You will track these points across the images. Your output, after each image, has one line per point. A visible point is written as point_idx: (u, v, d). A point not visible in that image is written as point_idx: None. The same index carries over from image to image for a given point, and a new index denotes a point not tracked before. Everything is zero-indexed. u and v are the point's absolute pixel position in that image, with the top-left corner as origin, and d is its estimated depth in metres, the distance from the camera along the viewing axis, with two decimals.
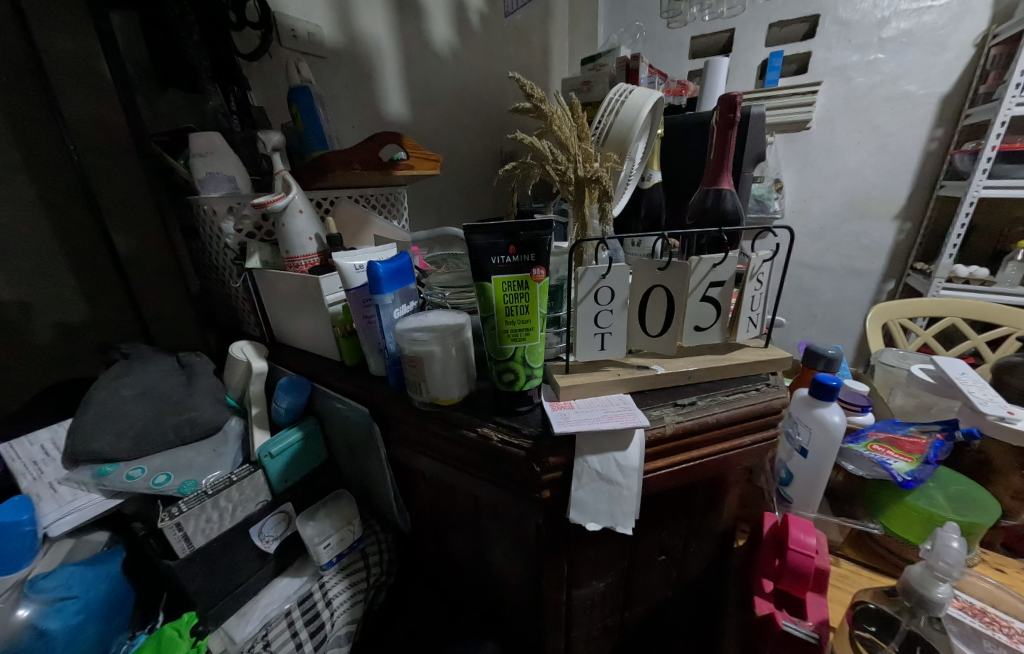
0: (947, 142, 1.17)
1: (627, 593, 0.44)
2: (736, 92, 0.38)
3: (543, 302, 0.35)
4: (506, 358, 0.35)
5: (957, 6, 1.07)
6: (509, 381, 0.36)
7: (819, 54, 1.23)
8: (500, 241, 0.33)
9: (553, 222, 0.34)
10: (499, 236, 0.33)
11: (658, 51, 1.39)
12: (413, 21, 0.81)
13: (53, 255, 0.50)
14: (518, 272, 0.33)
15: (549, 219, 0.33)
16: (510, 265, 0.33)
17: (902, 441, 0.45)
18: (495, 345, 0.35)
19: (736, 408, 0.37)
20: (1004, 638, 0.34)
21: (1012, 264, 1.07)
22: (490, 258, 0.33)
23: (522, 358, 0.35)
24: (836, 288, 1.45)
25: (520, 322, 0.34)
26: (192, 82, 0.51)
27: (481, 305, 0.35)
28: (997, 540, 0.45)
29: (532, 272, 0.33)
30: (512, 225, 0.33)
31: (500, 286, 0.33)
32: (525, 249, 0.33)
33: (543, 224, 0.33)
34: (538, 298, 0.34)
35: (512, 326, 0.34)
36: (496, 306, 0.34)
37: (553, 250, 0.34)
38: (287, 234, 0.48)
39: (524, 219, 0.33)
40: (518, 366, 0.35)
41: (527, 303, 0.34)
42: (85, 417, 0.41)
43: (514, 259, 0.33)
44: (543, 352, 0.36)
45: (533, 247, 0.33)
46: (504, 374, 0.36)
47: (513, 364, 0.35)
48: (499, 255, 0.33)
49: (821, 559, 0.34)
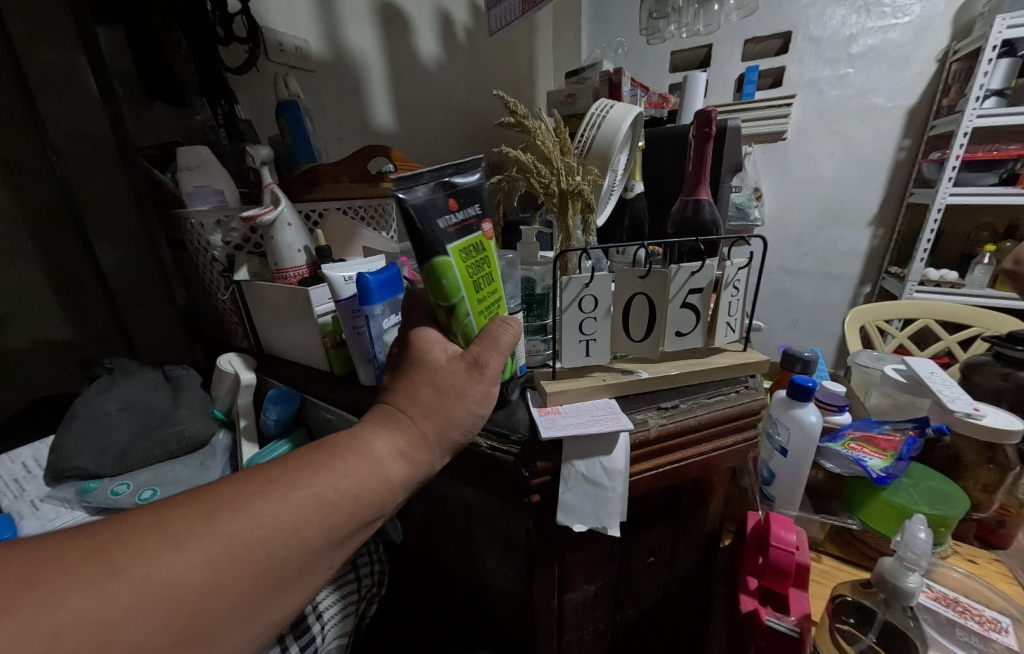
0: (915, 152, 1.23)
1: (618, 595, 0.44)
2: (711, 107, 0.40)
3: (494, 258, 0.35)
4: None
5: (919, 24, 1.14)
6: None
7: (792, 69, 1.28)
8: (442, 200, 0.31)
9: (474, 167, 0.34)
10: (437, 195, 0.31)
11: (640, 65, 1.45)
12: (401, 35, 0.83)
13: (30, 268, 0.49)
14: (468, 230, 0.32)
15: (468, 164, 0.33)
16: (459, 224, 0.32)
17: (877, 439, 0.46)
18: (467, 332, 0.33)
19: (718, 410, 0.39)
20: (975, 625, 0.36)
21: (979, 267, 1.12)
22: (439, 222, 0.30)
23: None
24: (816, 292, 1.50)
25: (489, 294, 0.34)
26: (179, 96, 0.52)
27: (448, 289, 0.31)
28: (969, 532, 0.47)
29: (480, 227, 0.34)
30: (447, 183, 0.32)
31: (458, 256, 0.31)
32: (466, 203, 0.33)
33: (474, 177, 0.34)
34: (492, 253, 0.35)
35: (484, 301, 0.34)
36: (462, 279, 0.32)
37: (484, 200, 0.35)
38: (276, 245, 0.48)
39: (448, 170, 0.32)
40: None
41: (484, 263, 0.34)
42: (68, 433, 0.40)
43: (460, 216, 0.32)
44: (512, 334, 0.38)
45: (471, 198, 0.33)
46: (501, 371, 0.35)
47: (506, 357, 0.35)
48: (445, 216, 0.31)
49: (801, 555, 0.35)
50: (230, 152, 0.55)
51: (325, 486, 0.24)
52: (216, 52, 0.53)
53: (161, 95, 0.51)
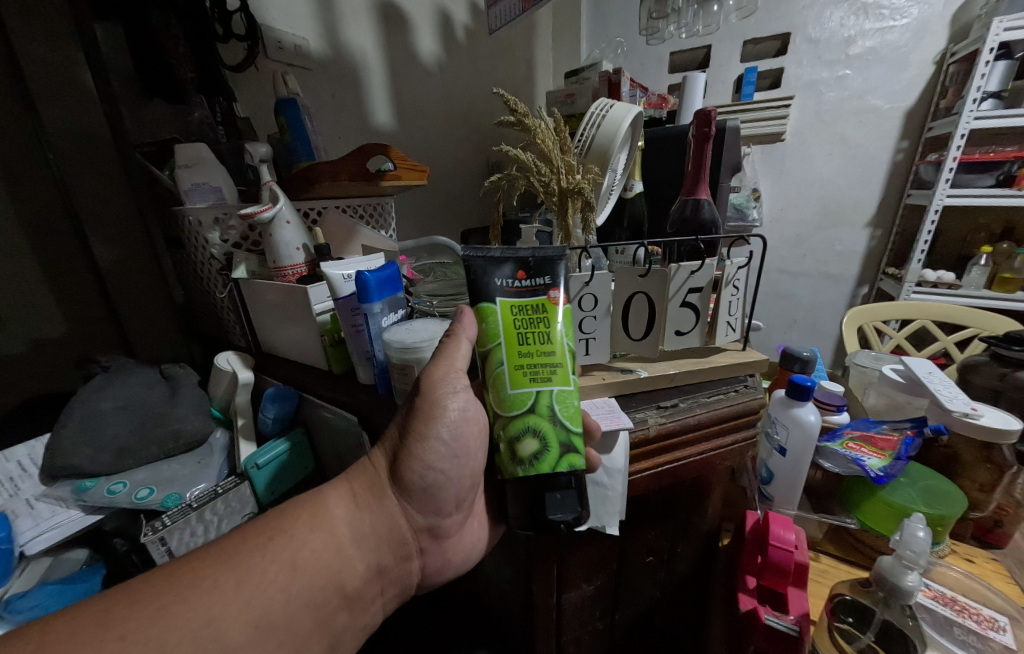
0: (913, 153, 1.23)
1: (617, 595, 0.44)
2: (711, 107, 0.40)
3: (566, 330, 0.33)
4: (527, 410, 0.31)
5: (917, 26, 1.14)
6: (533, 451, 0.30)
7: (791, 70, 1.29)
8: (509, 266, 0.33)
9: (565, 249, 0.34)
10: (507, 260, 0.33)
11: (639, 66, 1.45)
12: (400, 34, 0.83)
13: (26, 266, 0.49)
14: (529, 296, 0.32)
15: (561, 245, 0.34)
16: (520, 288, 0.32)
17: (875, 438, 0.46)
18: (505, 394, 0.31)
19: (718, 409, 0.39)
20: (973, 625, 0.36)
21: (975, 268, 1.12)
22: (495, 280, 0.33)
23: (548, 409, 0.31)
24: (814, 293, 1.50)
25: (539, 360, 0.31)
26: (177, 94, 0.52)
27: (488, 334, 0.32)
28: (967, 532, 0.47)
29: (547, 295, 0.33)
30: (526, 259, 0.33)
31: (509, 311, 0.32)
32: (536, 272, 0.33)
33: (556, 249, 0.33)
34: (557, 322, 0.32)
35: (532, 364, 0.31)
36: (506, 331, 0.32)
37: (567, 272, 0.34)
38: (274, 244, 0.48)
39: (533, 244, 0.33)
40: (545, 423, 0.30)
41: (543, 330, 0.32)
42: (65, 432, 0.40)
43: (521, 283, 0.33)
44: (575, 415, 0.31)
45: (544, 268, 0.33)
46: (524, 443, 0.30)
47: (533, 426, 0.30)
48: (505, 279, 0.32)
49: (800, 554, 0.35)
50: (229, 150, 0.55)
51: (280, 553, 0.28)
52: (215, 50, 0.53)
53: (159, 93, 0.51)
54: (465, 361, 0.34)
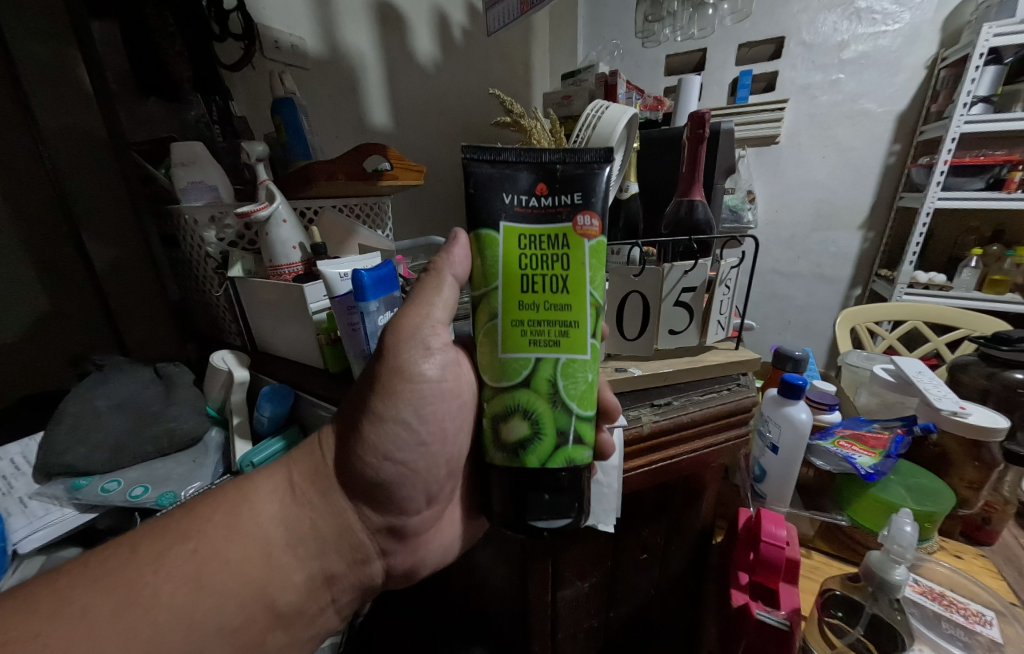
0: (904, 157, 1.25)
1: (612, 591, 0.45)
2: (705, 110, 0.41)
3: (588, 263, 0.29)
4: (519, 389, 0.30)
5: (909, 31, 1.16)
6: (523, 436, 0.29)
7: (785, 74, 1.30)
8: (528, 178, 0.29)
9: (601, 161, 0.29)
10: (527, 172, 0.29)
11: (636, 68, 1.46)
12: (397, 34, 0.84)
13: (20, 264, 0.49)
14: (544, 217, 0.29)
15: (595, 157, 0.29)
16: (536, 208, 0.29)
17: (867, 436, 0.47)
18: (498, 364, 0.30)
19: (711, 407, 0.39)
20: (961, 619, 0.36)
21: (966, 270, 1.13)
22: (506, 194, 0.29)
23: (546, 389, 0.30)
24: (808, 294, 1.52)
25: (545, 314, 0.29)
26: (173, 93, 0.52)
27: (486, 271, 0.30)
28: (955, 529, 0.48)
29: (567, 218, 0.29)
30: (552, 167, 0.29)
31: (520, 236, 0.29)
32: (559, 190, 0.29)
33: (590, 162, 0.29)
34: (577, 254, 0.29)
35: (536, 322, 0.29)
36: (511, 256, 0.29)
37: (601, 192, 0.29)
38: (271, 242, 0.48)
39: (564, 153, 0.29)
40: (541, 402, 0.30)
41: (556, 265, 0.29)
42: (57, 430, 0.40)
43: (539, 200, 0.29)
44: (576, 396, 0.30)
45: (572, 184, 0.29)
46: (512, 423, 0.30)
47: (524, 404, 0.30)
48: (520, 193, 0.29)
49: (791, 550, 0.36)
50: (226, 149, 0.55)
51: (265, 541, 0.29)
52: (212, 50, 0.53)
53: (155, 92, 0.51)
54: (445, 312, 0.34)
